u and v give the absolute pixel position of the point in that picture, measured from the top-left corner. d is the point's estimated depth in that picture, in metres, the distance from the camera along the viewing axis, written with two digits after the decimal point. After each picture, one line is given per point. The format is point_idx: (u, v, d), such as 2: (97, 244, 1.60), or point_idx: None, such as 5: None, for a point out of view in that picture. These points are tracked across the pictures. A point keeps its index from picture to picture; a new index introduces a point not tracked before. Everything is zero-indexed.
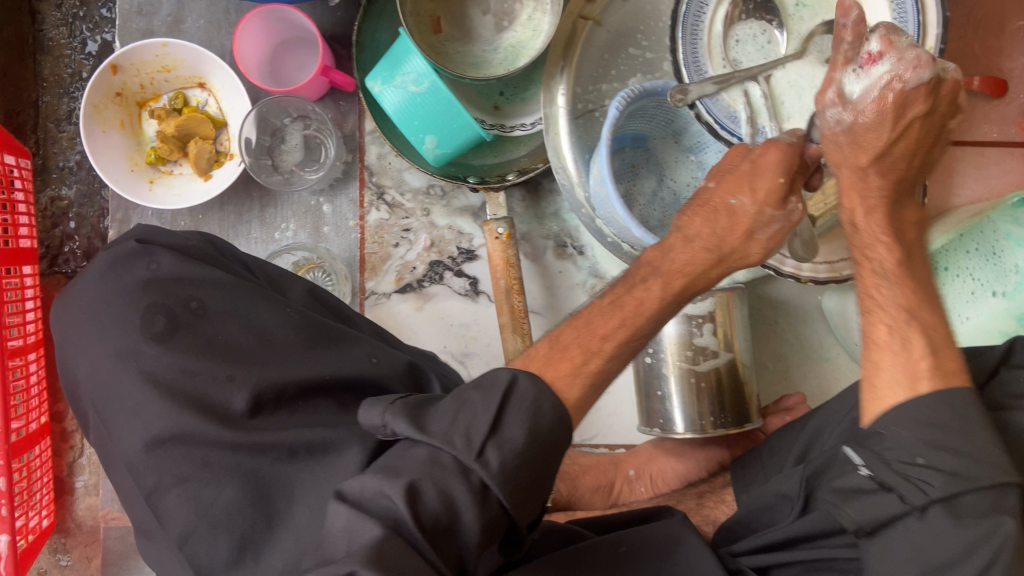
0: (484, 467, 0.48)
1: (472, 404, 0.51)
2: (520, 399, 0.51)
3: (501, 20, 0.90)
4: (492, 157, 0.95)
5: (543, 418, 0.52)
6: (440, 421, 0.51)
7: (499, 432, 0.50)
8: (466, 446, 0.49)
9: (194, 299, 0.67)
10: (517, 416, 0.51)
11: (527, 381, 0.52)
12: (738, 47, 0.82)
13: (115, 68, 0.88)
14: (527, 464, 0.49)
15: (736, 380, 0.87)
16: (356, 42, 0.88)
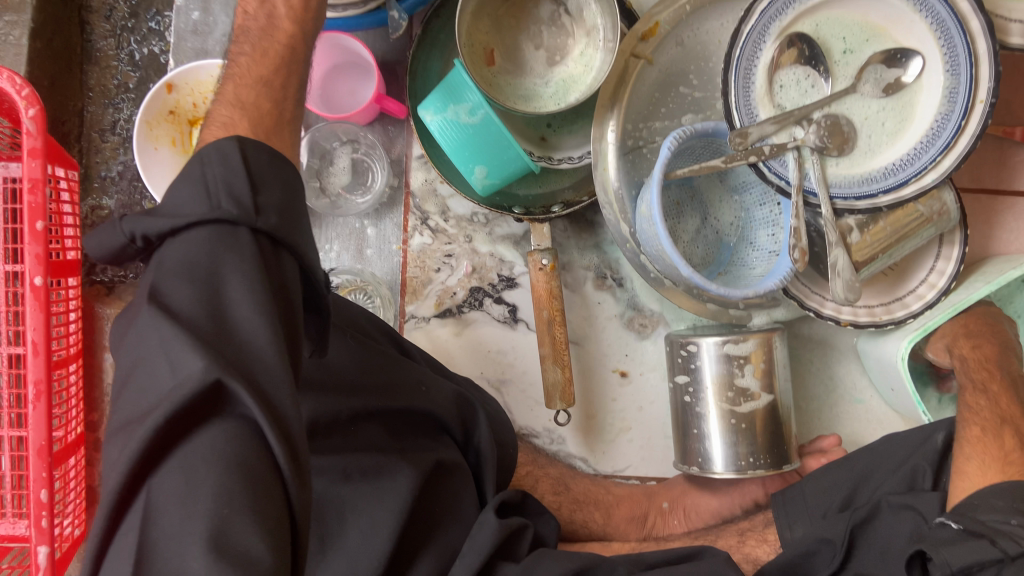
0: (264, 215, 0.46)
1: (215, 166, 0.47)
2: (229, 158, 0.48)
3: (552, 54, 0.91)
4: (537, 187, 0.96)
5: (267, 163, 0.50)
6: (188, 205, 0.46)
7: (260, 189, 0.48)
8: (242, 200, 0.46)
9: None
10: (263, 170, 0.49)
11: (250, 147, 0.50)
12: (782, 92, 0.83)
13: (170, 87, 0.89)
14: (290, 217, 0.48)
15: (775, 421, 0.87)
16: (409, 70, 0.88)
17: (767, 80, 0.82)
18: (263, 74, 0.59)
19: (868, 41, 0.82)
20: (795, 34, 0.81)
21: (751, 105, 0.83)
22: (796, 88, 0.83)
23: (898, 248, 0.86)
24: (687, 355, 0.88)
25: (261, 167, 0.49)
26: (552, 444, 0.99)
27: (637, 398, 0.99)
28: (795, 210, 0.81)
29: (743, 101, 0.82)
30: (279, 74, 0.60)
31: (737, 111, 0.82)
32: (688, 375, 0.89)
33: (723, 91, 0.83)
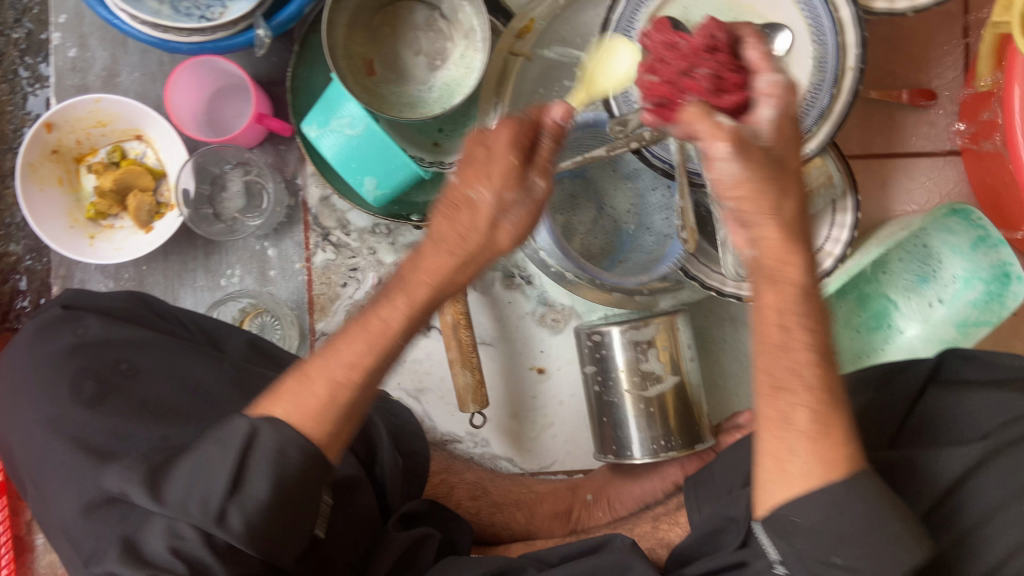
0: (226, 531, 0.52)
1: (210, 462, 0.53)
2: (261, 453, 0.53)
3: (433, 60, 0.90)
4: (435, 193, 0.96)
5: (291, 463, 0.53)
6: (174, 490, 0.53)
7: (240, 488, 0.52)
8: (201, 512, 0.52)
9: (123, 360, 0.68)
10: (259, 469, 0.52)
11: (268, 428, 0.53)
12: None
13: (49, 126, 0.88)
14: (275, 512, 0.53)
15: (684, 402, 0.88)
16: (290, 87, 0.88)
17: None
18: (363, 338, 0.57)
19: (736, 20, 0.83)
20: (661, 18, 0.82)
21: (628, 91, 0.83)
22: None
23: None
24: (594, 345, 0.88)
25: (262, 457, 0.53)
26: (476, 447, 0.99)
27: (556, 393, 0.99)
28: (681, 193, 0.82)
29: (618, 88, 0.82)
30: (374, 349, 0.57)
31: (613, 97, 0.82)
32: (597, 365, 0.89)
33: (598, 81, 0.83)
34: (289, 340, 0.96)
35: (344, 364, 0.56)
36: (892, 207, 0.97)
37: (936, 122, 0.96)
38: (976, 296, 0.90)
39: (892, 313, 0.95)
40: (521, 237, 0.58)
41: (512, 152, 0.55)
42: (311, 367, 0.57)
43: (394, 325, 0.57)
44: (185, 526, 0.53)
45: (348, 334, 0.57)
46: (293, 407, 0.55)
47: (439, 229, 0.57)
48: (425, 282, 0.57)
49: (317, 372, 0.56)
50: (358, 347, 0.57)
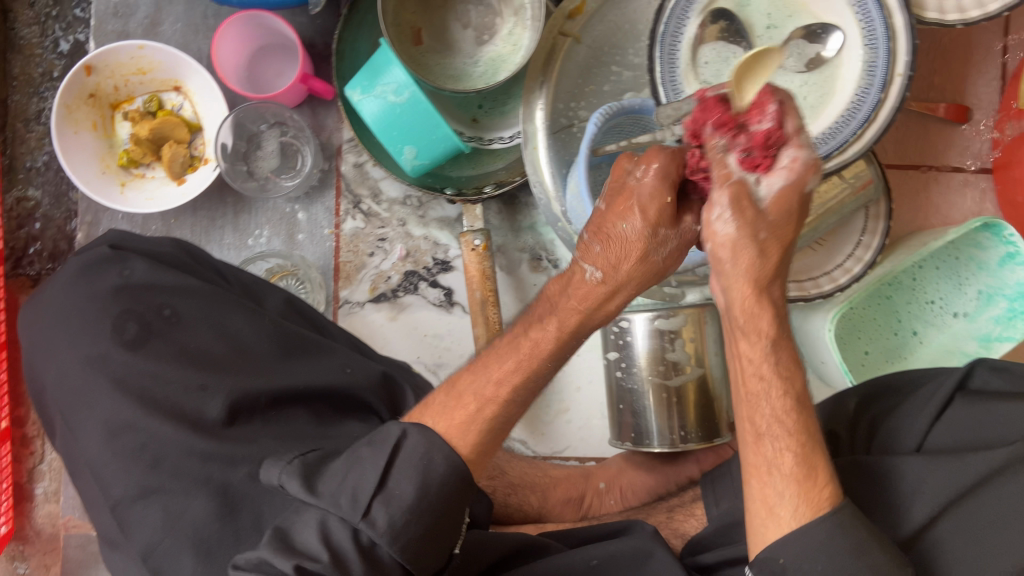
0: (370, 526, 0.53)
1: (362, 464, 0.55)
2: (408, 456, 0.55)
3: (481, 34, 0.90)
4: (469, 169, 0.95)
5: (435, 470, 0.55)
6: (329, 483, 0.55)
7: (384, 487, 0.54)
8: (351, 507, 0.53)
9: (166, 306, 0.67)
10: (405, 467, 0.55)
11: (414, 431, 0.56)
12: (707, 68, 0.84)
13: (89, 69, 0.87)
14: (415, 518, 0.54)
15: (706, 395, 0.87)
16: (336, 51, 0.87)
17: (690, 56, 0.83)
18: (517, 359, 0.60)
19: (790, 17, 0.83)
20: (715, 10, 0.82)
21: (676, 80, 0.83)
22: (721, 63, 0.83)
23: (823, 223, 0.87)
24: (619, 331, 0.88)
25: (407, 458, 0.55)
26: None
27: (574, 379, 0.98)
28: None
29: (667, 77, 0.83)
30: (520, 368, 0.60)
31: (661, 86, 0.83)
32: (621, 352, 0.88)
33: (648, 66, 0.84)
34: (313, 304, 0.95)
35: (489, 377, 0.60)
36: (922, 220, 0.97)
37: (972, 138, 0.97)
38: (998, 313, 0.91)
39: (915, 320, 0.96)
40: (666, 268, 0.61)
41: (667, 193, 0.57)
42: (462, 384, 0.60)
43: (546, 350, 0.61)
44: (333, 519, 0.53)
45: (502, 352, 0.61)
46: (443, 417, 0.58)
47: (587, 254, 0.60)
48: (575, 310, 0.61)
49: (455, 393, 0.60)
50: (506, 367, 0.60)
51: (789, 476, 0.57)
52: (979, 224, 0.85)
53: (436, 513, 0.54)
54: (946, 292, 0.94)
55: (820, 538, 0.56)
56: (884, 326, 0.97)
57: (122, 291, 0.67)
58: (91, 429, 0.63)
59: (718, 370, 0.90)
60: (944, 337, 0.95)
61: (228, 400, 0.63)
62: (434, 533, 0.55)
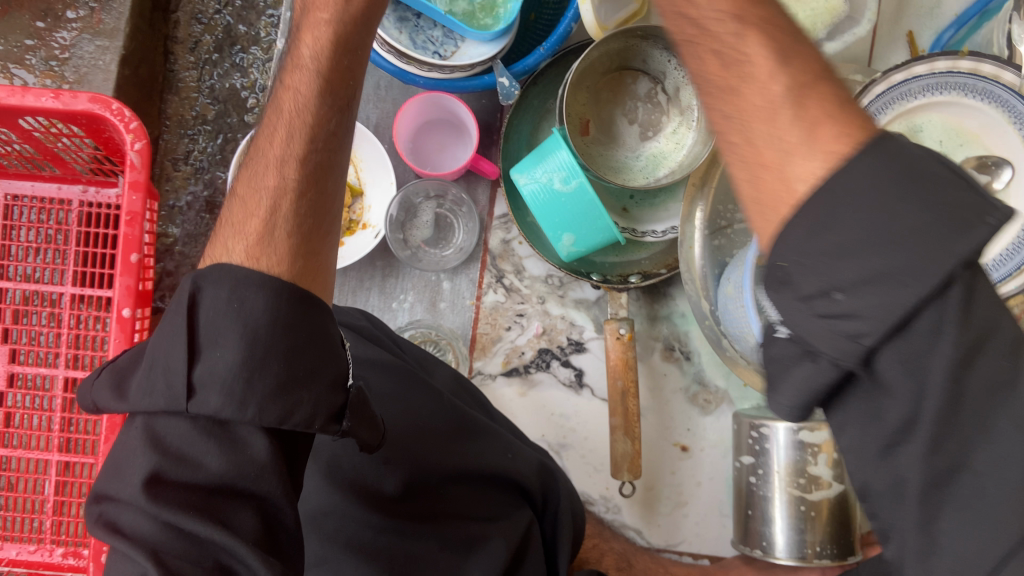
0: (200, 406, 0.48)
1: (167, 347, 0.50)
2: (201, 313, 0.50)
3: (646, 130, 0.92)
4: (614, 255, 0.97)
5: (258, 318, 0.49)
6: (167, 375, 0.49)
7: (202, 357, 0.49)
8: (169, 391, 0.48)
9: (361, 377, 0.74)
10: (215, 323, 0.49)
11: (208, 286, 0.50)
12: None
13: None
14: (254, 372, 0.48)
15: (845, 512, 0.85)
16: (505, 133, 0.91)
17: None
18: (293, 127, 0.59)
19: (963, 146, 0.76)
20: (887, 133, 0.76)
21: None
22: None
23: None
24: (758, 437, 0.88)
25: (212, 313, 0.49)
26: (608, 512, 0.99)
27: (695, 474, 0.99)
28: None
29: None
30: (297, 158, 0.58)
31: None
32: (757, 458, 0.88)
33: None
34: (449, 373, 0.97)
35: (279, 158, 0.58)
36: None
37: None
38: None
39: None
40: None
41: None
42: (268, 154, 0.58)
43: (287, 156, 0.58)
44: (168, 420, 0.49)
45: (270, 130, 0.60)
46: (237, 237, 0.55)
47: (312, 25, 0.62)
48: (294, 117, 0.59)
49: (249, 193, 0.57)
50: (281, 137, 0.59)
51: (703, 51, 0.47)
52: None
53: (280, 353, 0.49)
54: None
55: (861, 269, 0.39)
56: None
57: None
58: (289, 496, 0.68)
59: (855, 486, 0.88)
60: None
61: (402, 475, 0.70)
62: (291, 383, 0.49)
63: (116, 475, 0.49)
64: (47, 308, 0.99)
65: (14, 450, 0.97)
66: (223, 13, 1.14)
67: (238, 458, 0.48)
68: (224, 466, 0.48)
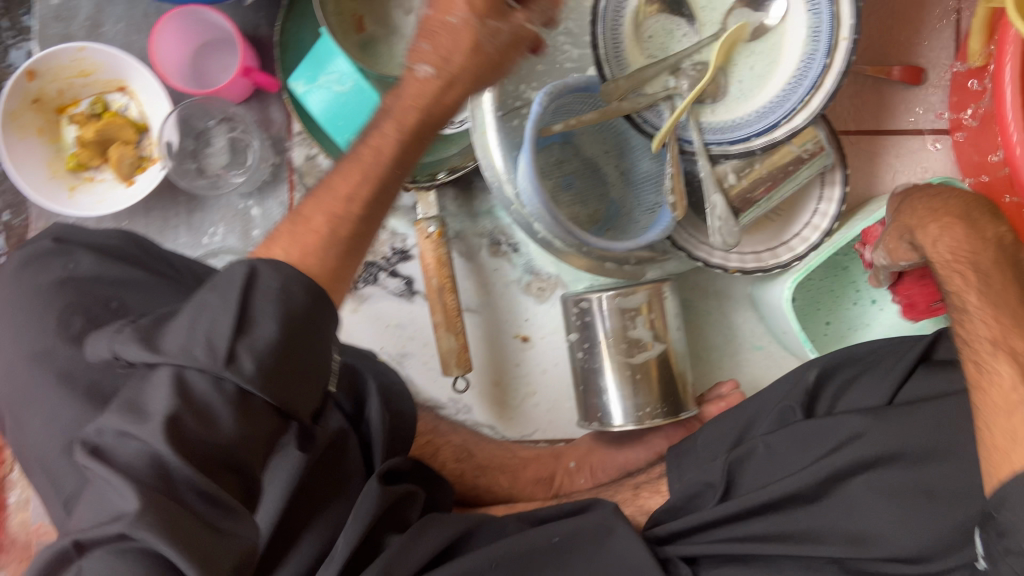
0: (238, 372, 0.49)
1: (209, 309, 0.50)
2: (264, 288, 0.52)
3: (424, 21, 0.89)
4: (422, 155, 0.95)
5: (296, 298, 0.53)
6: (174, 339, 0.50)
7: (246, 330, 0.50)
8: (211, 357, 0.49)
9: (113, 298, 0.69)
10: (263, 306, 0.52)
11: (263, 267, 0.53)
12: (650, 41, 0.85)
13: (31, 74, 0.86)
14: (280, 358, 0.51)
15: (668, 369, 0.88)
16: (278, 43, 0.88)
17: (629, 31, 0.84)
18: (364, 169, 0.59)
19: None
20: None
21: (621, 54, 0.84)
22: (662, 34, 0.84)
23: (779, 190, 0.87)
24: (580, 312, 0.88)
25: (265, 287, 0.52)
26: (460, 414, 0.98)
27: (540, 361, 0.99)
28: (671, 158, 0.83)
29: (611, 52, 0.83)
30: (370, 183, 0.59)
31: (606, 62, 0.82)
32: (582, 332, 0.88)
33: (592, 43, 0.83)
34: None
35: (338, 201, 0.58)
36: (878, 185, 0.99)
37: (925, 99, 0.97)
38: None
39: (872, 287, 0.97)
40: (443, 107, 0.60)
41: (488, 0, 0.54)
42: (306, 210, 0.58)
43: (386, 155, 0.60)
44: (196, 375, 0.49)
45: (343, 169, 0.59)
46: (287, 241, 0.57)
47: (416, 50, 0.57)
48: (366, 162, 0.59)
49: (308, 214, 0.58)
50: (352, 180, 0.59)
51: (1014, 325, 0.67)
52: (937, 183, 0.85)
53: (295, 349, 0.52)
54: None
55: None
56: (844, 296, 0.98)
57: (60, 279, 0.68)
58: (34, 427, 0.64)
59: (679, 344, 0.91)
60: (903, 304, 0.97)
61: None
62: (302, 371, 0.53)
63: (130, 413, 0.48)
64: None
65: None
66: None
67: (247, 425, 0.50)
68: (239, 428, 0.50)
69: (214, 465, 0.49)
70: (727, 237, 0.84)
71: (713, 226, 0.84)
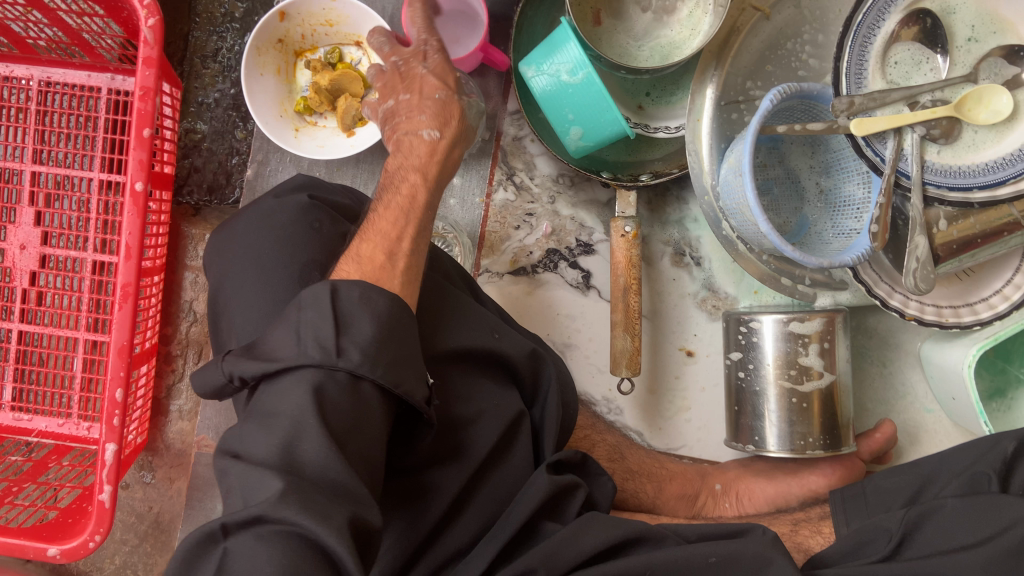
0: (348, 362, 0.52)
1: (308, 316, 0.54)
2: (345, 301, 0.55)
3: (659, 16, 0.90)
4: (627, 155, 0.96)
5: (379, 302, 0.56)
6: (283, 350, 0.53)
7: (346, 330, 0.54)
8: (322, 352, 0.52)
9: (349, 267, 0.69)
10: (352, 309, 0.55)
11: (342, 286, 0.56)
12: (895, 68, 0.82)
13: (283, 15, 0.90)
14: (381, 349, 0.54)
15: (835, 405, 0.85)
16: (516, 25, 0.90)
17: (878, 55, 0.81)
18: (400, 209, 0.65)
19: (995, 33, 0.80)
20: (920, 9, 0.79)
21: (863, 73, 0.81)
22: (912, 65, 0.81)
23: (982, 251, 0.84)
24: (746, 332, 0.88)
25: (350, 304, 0.55)
26: (610, 414, 0.99)
27: (700, 379, 0.98)
28: (885, 189, 0.80)
29: (854, 67, 0.81)
30: (410, 217, 0.64)
31: (845, 78, 0.81)
32: (745, 352, 0.88)
33: (835, 55, 0.82)
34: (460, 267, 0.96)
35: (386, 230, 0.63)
36: None
37: None
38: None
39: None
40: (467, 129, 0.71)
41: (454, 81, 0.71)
42: (363, 247, 0.61)
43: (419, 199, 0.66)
44: (316, 376, 0.51)
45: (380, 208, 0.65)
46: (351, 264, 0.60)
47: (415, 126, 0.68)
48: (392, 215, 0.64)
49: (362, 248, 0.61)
50: (392, 212, 0.64)
51: None
52: None
53: (393, 338, 0.56)
54: None
55: None
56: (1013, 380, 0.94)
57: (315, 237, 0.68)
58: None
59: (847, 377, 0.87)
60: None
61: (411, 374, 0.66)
62: (400, 362, 0.56)
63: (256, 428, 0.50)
64: (74, 192, 1.02)
65: (48, 326, 1.02)
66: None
67: (360, 409, 0.52)
68: (355, 416, 0.52)
69: (344, 455, 0.50)
70: (921, 281, 0.81)
71: (909, 266, 0.82)
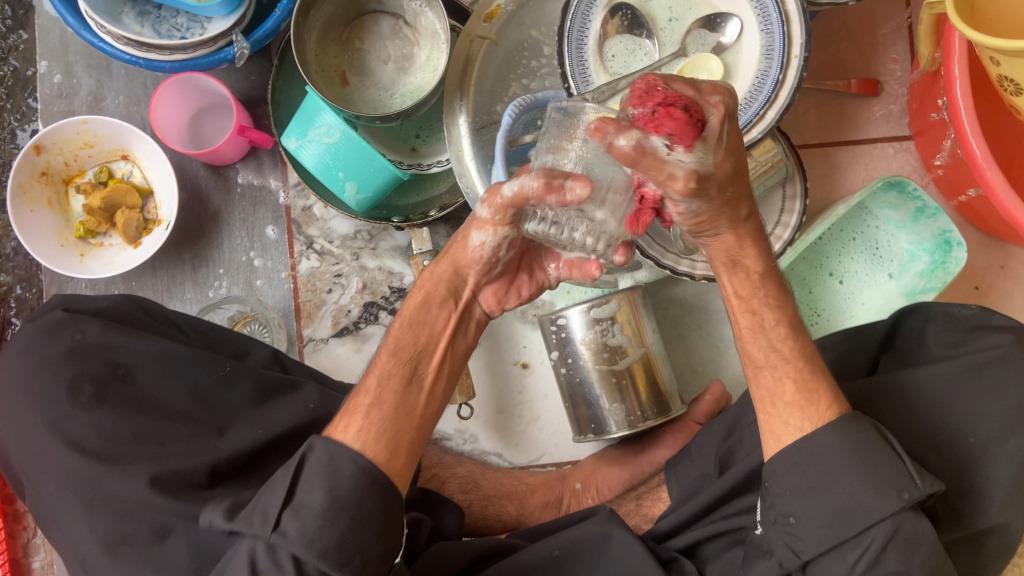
0: (281, 536, 0.57)
1: (275, 483, 0.60)
2: (316, 467, 0.60)
3: (402, 65, 0.95)
4: (414, 196, 0.99)
5: (343, 474, 0.59)
6: (247, 510, 0.60)
7: (295, 502, 0.58)
8: (262, 526, 0.58)
9: (122, 365, 0.73)
10: (311, 481, 0.59)
11: (319, 443, 0.61)
12: (614, 60, 0.89)
13: (38, 149, 0.91)
14: (327, 520, 0.57)
15: (652, 373, 0.91)
16: (271, 100, 0.93)
17: (596, 50, 0.88)
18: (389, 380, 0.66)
19: (690, 9, 0.89)
20: (616, 3, 0.88)
21: (586, 71, 0.89)
22: (627, 55, 0.89)
23: None
24: (557, 329, 0.91)
25: (314, 466, 0.60)
26: (466, 444, 1.00)
27: (541, 387, 1.01)
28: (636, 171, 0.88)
29: (576, 68, 0.88)
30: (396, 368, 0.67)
31: (571, 78, 0.88)
32: (562, 349, 0.91)
33: (558, 60, 0.89)
34: (277, 344, 0.98)
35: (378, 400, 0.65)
36: (841, 189, 1.04)
37: (884, 107, 1.03)
38: (922, 267, 0.98)
39: (833, 261, 1.02)
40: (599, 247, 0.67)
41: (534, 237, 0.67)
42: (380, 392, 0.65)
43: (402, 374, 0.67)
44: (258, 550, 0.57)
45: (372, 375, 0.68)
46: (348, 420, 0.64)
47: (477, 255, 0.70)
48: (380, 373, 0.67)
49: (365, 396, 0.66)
50: (383, 379, 0.67)
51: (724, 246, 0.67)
52: (882, 183, 0.92)
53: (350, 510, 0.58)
54: (861, 257, 1.02)
55: (801, 483, 0.65)
56: (811, 306, 1.03)
57: (71, 349, 0.73)
58: (53, 484, 0.68)
59: (658, 346, 0.93)
60: (874, 295, 1.01)
61: (211, 460, 0.69)
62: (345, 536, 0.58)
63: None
64: None
65: None
66: (6, 57, 1.03)
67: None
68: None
69: None
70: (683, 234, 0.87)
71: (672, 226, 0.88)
